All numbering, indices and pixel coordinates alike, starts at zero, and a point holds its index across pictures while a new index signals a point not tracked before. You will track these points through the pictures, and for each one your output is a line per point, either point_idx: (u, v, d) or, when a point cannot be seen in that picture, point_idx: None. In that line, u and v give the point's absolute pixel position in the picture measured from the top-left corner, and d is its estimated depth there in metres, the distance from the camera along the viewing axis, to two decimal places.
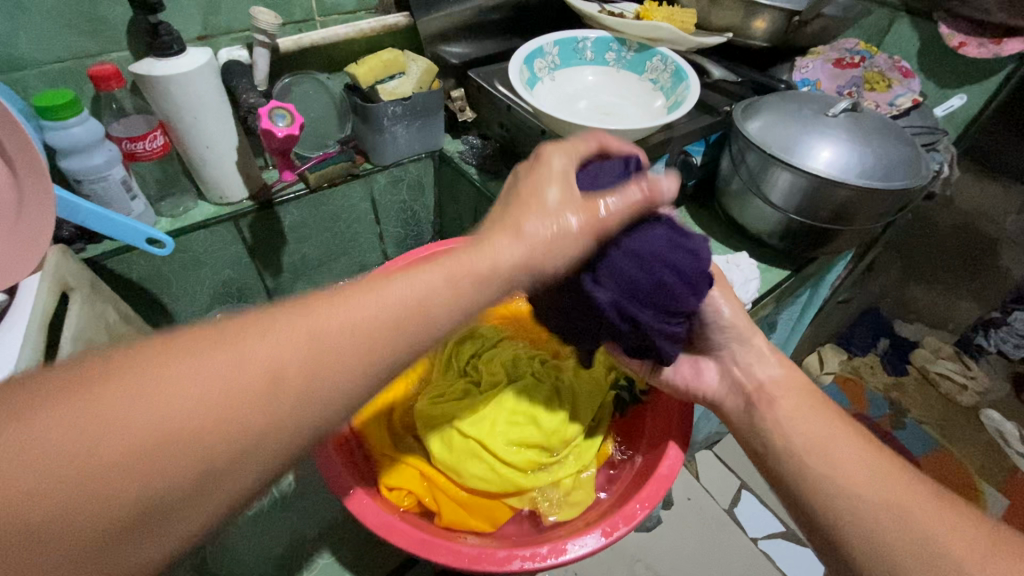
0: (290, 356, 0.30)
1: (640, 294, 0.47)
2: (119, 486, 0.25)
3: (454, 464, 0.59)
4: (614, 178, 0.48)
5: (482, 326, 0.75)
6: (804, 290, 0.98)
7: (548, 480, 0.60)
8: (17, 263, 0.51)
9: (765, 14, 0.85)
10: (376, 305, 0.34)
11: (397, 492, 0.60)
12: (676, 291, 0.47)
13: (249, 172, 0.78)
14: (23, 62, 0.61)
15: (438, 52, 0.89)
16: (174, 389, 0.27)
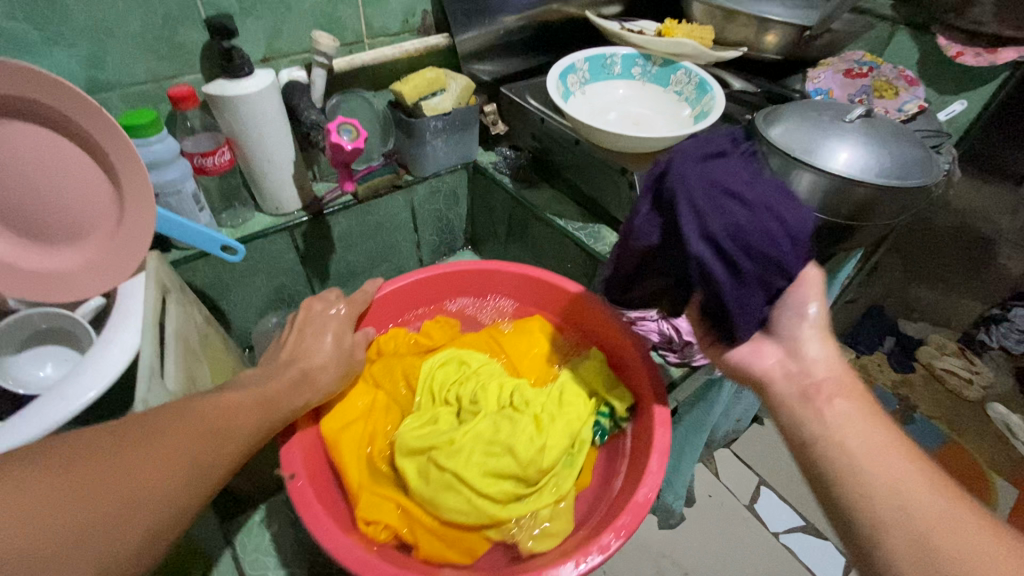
0: (187, 450, 0.42)
1: (748, 237, 0.49)
2: (48, 539, 0.33)
3: (431, 496, 0.61)
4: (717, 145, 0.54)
5: (465, 355, 0.76)
6: (819, 289, 1.03)
7: (524, 511, 0.61)
8: (120, 267, 0.56)
9: (777, 30, 0.92)
10: (222, 414, 0.47)
11: (373, 526, 0.61)
12: (780, 237, 0.49)
13: (303, 185, 0.83)
14: (109, 85, 0.66)
15: (473, 70, 0.95)
16: (92, 470, 0.36)
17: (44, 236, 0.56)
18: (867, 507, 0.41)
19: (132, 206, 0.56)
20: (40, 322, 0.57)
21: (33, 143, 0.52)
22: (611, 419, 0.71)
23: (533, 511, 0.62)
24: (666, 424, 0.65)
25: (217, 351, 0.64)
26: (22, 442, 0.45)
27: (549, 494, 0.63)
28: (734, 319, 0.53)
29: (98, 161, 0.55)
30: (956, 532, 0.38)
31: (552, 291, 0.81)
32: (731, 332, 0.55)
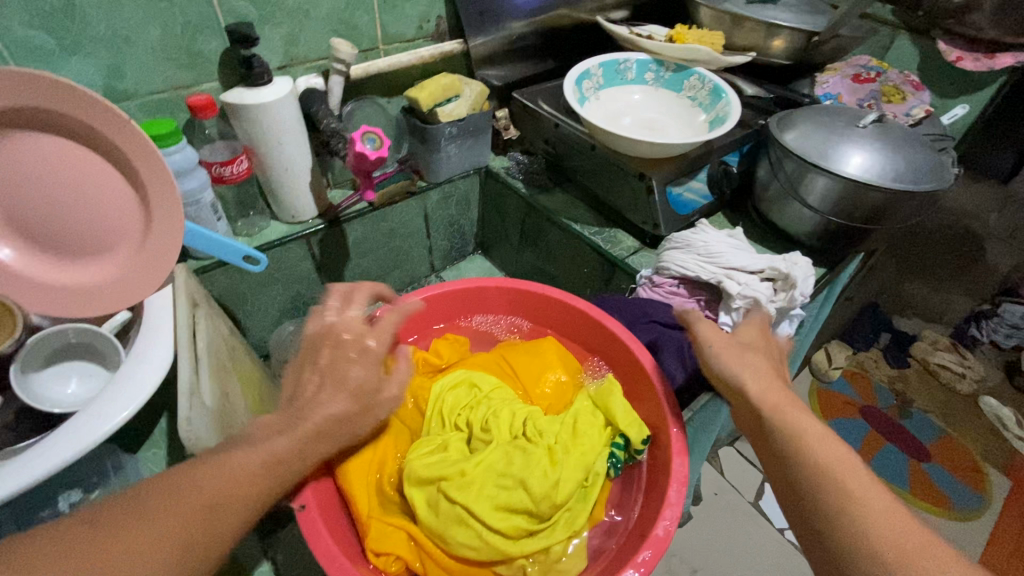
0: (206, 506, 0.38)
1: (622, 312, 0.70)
2: None
3: (436, 527, 0.52)
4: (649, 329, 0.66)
5: (477, 373, 0.66)
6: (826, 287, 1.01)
7: (535, 548, 0.52)
8: (148, 282, 0.56)
9: (784, 35, 0.93)
10: (252, 454, 0.43)
11: (383, 557, 0.53)
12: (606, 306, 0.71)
13: (319, 193, 0.83)
14: (127, 93, 0.65)
15: (485, 76, 0.95)
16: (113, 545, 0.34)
17: (70, 250, 0.55)
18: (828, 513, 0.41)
19: (159, 217, 0.55)
20: (69, 336, 0.57)
21: (57, 155, 0.51)
22: (625, 450, 0.59)
23: (547, 549, 0.52)
24: (681, 425, 0.56)
25: (243, 363, 0.63)
26: (64, 462, 0.45)
27: (562, 533, 0.53)
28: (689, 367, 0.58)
29: (124, 173, 0.54)
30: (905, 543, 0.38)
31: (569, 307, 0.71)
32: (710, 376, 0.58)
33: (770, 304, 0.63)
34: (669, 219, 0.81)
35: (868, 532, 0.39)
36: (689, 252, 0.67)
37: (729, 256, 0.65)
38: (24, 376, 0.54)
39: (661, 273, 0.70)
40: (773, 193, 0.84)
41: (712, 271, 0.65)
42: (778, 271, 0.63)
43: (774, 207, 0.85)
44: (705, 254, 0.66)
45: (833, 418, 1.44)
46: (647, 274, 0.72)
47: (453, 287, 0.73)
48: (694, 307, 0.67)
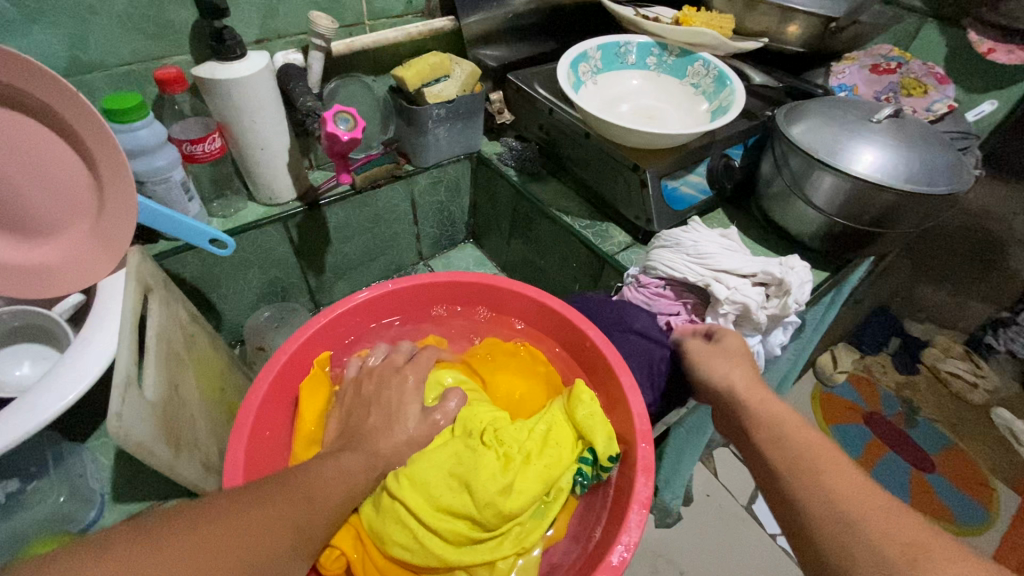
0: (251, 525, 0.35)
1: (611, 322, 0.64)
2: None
3: (379, 527, 0.51)
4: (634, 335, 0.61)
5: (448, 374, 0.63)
6: (828, 292, 0.97)
7: (477, 558, 0.49)
8: (100, 263, 0.53)
9: (800, 20, 0.87)
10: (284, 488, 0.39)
11: (328, 554, 0.51)
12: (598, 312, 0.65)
13: (298, 174, 0.79)
14: (91, 65, 0.62)
15: (479, 55, 0.90)
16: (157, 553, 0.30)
17: (21, 227, 0.53)
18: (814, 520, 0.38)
19: (114, 199, 0.52)
20: (13, 320, 0.54)
21: (7, 131, 0.48)
22: (593, 466, 0.55)
23: (490, 563, 0.50)
24: (650, 440, 0.52)
25: (204, 351, 0.60)
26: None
27: (508, 546, 0.50)
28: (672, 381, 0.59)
29: (79, 152, 0.51)
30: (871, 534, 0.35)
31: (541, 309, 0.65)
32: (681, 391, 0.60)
33: (760, 312, 0.58)
34: (662, 213, 0.76)
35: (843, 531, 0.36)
36: (678, 251, 0.63)
37: (719, 257, 0.61)
38: None
39: (648, 273, 0.65)
40: (777, 189, 0.79)
41: (700, 273, 0.61)
42: (771, 276, 0.59)
43: (777, 205, 0.80)
44: (694, 254, 0.62)
45: (834, 423, 1.40)
46: (633, 273, 0.67)
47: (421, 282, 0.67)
48: (679, 311, 0.63)
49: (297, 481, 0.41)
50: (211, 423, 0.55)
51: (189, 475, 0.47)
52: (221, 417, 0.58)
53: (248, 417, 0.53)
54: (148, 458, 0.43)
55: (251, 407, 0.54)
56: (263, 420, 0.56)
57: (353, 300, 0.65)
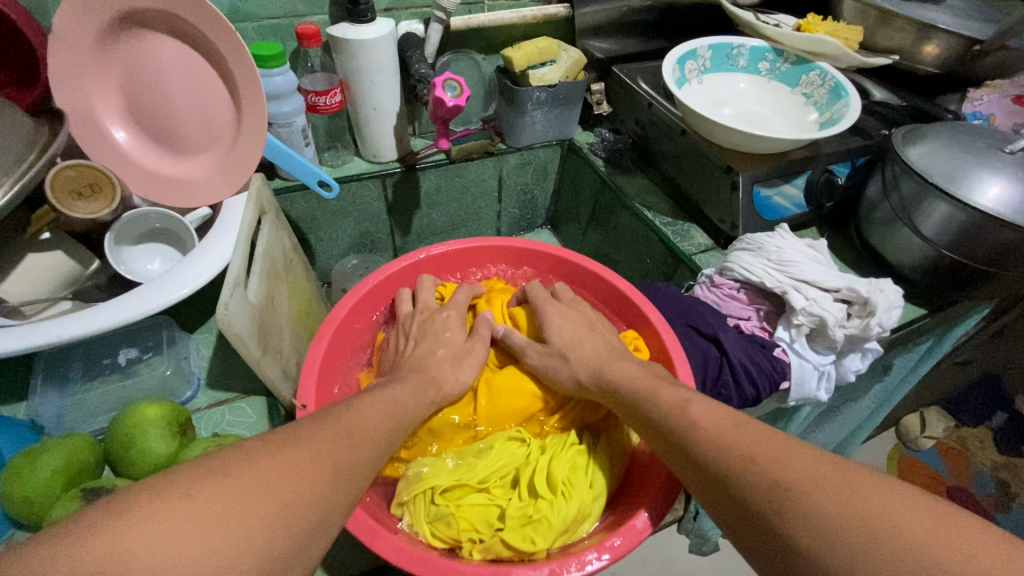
0: (315, 458, 0.37)
1: (684, 318, 0.60)
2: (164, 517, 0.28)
3: (443, 483, 0.53)
4: (713, 323, 0.58)
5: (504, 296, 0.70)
6: (926, 338, 0.89)
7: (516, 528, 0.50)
8: (227, 181, 0.62)
9: (939, 39, 0.81)
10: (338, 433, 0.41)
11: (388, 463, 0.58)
12: (670, 307, 0.62)
13: (401, 137, 0.85)
14: (247, 15, 0.70)
15: (587, 46, 0.92)
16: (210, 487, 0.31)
17: (174, 145, 0.62)
18: (731, 471, 0.39)
19: (248, 130, 0.60)
20: (152, 221, 0.62)
21: (176, 59, 0.58)
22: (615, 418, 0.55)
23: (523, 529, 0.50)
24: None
25: (298, 278, 0.67)
26: (124, 322, 0.52)
27: (565, 509, 0.50)
28: (750, 382, 0.53)
29: (228, 87, 0.60)
30: (798, 490, 0.36)
31: (604, 289, 0.67)
32: (758, 394, 0.54)
33: (838, 329, 0.56)
34: (751, 220, 0.74)
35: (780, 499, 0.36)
36: (759, 255, 0.61)
37: (803, 267, 0.59)
38: (118, 247, 0.61)
39: (724, 274, 0.64)
40: (880, 215, 0.74)
41: (779, 280, 0.59)
42: (856, 293, 0.56)
43: (878, 230, 0.75)
44: (775, 260, 0.60)
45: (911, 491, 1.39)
46: (708, 273, 0.66)
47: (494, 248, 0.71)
48: (750, 316, 0.61)
49: (280, 450, 0.36)
50: (295, 338, 0.62)
51: (271, 375, 0.53)
52: (304, 335, 0.65)
53: (325, 332, 0.58)
54: (241, 350, 0.49)
55: (333, 322, 0.60)
56: (335, 342, 0.60)
57: (416, 257, 0.70)
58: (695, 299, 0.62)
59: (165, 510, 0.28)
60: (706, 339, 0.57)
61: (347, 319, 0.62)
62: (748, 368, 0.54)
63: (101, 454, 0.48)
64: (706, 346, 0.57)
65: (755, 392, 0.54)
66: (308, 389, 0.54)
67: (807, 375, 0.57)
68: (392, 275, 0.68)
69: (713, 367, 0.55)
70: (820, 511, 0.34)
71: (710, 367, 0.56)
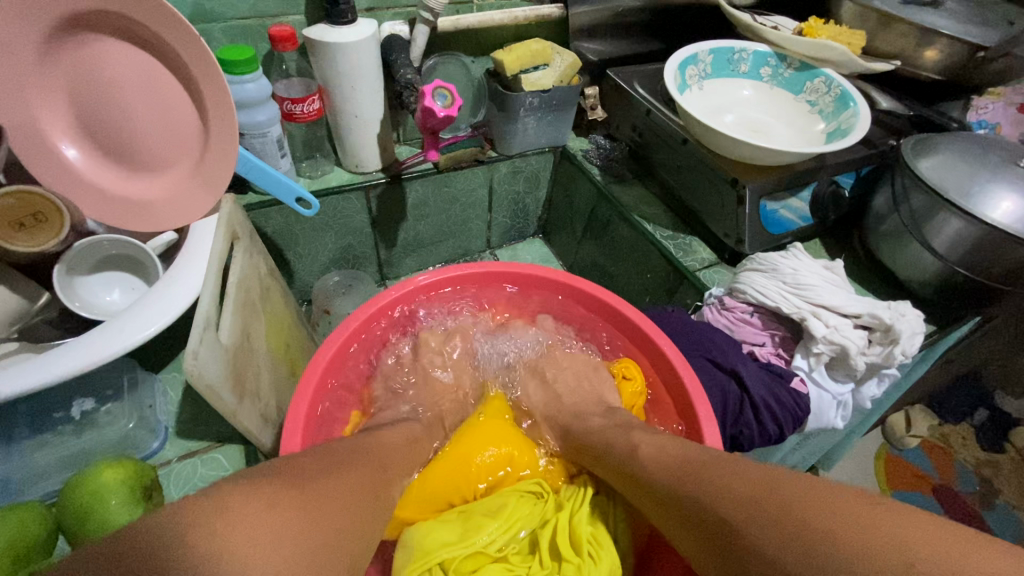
0: (346, 487, 0.39)
1: (700, 349, 0.57)
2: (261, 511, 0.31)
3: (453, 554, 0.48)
4: (731, 354, 0.54)
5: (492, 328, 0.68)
6: None
7: None
8: (196, 203, 0.56)
9: (943, 45, 0.79)
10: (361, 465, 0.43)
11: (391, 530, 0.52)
12: (685, 335, 0.58)
13: (386, 146, 0.80)
14: (213, 15, 0.64)
15: (581, 48, 0.87)
16: (291, 493, 0.34)
17: (133, 163, 0.56)
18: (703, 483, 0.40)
19: (217, 146, 0.54)
20: (107, 248, 0.56)
21: (133, 67, 0.51)
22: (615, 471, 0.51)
23: None
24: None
25: (276, 305, 0.61)
26: (78, 370, 0.45)
27: (596, 573, 0.47)
28: (773, 419, 0.50)
29: (194, 98, 0.54)
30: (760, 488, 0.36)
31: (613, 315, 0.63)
32: (781, 430, 0.51)
33: (859, 358, 0.53)
34: (757, 234, 0.71)
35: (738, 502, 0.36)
36: (773, 278, 0.58)
37: (821, 291, 0.55)
38: (69, 278, 0.54)
39: (735, 296, 0.60)
40: (889, 228, 0.72)
41: (795, 305, 0.55)
42: (878, 320, 0.53)
43: (887, 244, 0.72)
44: (791, 283, 0.56)
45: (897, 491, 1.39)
46: (717, 294, 0.62)
47: (492, 271, 0.67)
48: (765, 342, 0.57)
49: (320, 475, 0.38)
50: (274, 375, 0.56)
51: (249, 424, 0.47)
52: (284, 371, 0.59)
53: (313, 375, 0.53)
54: (215, 401, 0.43)
55: (319, 363, 0.54)
56: (325, 383, 0.55)
57: (411, 283, 0.64)
58: (708, 325, 0.58)
59: (255, 505, 0.31)
60: (724, 372, 0.54)
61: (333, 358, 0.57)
62: (773, 405, 0.50)
63: (53, 526, 0.42)
64: (724, 380, 0.54)
65: (775, 432, 0.51)
66: (296, 444, 0.48)
67: (826, 405, 0.54)
68: (385, 303, 0.63)
69: (730, 406, 0.52)
70: (762, 541, 0.33)
71: (727, 404, 0.53)
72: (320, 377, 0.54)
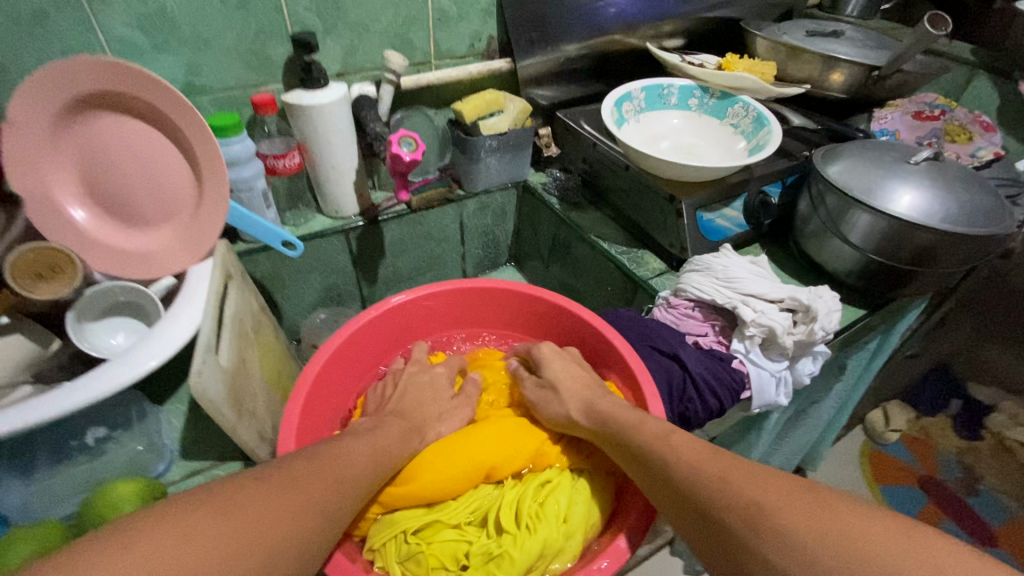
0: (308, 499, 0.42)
1: (647, 340, 0.63)
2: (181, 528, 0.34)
3: (415, 523, 0.55)
4: (674, 342, 0.61)
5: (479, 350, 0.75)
6: (873, 336, 0.96)
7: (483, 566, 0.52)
8: (192, 250, 0.62)
9: (843, 68, 0.90)
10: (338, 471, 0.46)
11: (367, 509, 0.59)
12: (634, 330, 0.65)
13: (362, 192, 0.88)
14: (201, 88, 0.73)
15: (531, 95, 0.98)
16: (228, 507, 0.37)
17: (135, 219, 0.63)
18: (718, 503, 0.43)
19: (210, 198, 0.61)
20: (117, 295, 0.63)
21: (135, 136, 0.59)
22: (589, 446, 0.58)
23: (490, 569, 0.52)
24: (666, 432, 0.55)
25: (268, 337, 0.68)
26: (93, 399, 0.51)
27: (528, 544, 0.52)
28: (711, 393, 0.57)
29: (189, 159, 0.62)
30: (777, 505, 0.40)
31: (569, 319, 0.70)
32: (720, 404, 0.57)
33: (787, 336, 0.60)
34: (697, 242, 0.79)
35: (768, 522, 0.40)
36: (707, 275, 0.65)
37: (748, 282, 0.63)
38: (80, 323, 0.61)
39: (678, 295, 0.68)
40: (813, 227, 0.81)
41: (728, 296, 0.63)
42: (798, 302, 0.61)
43: (813, 242, 0.81)
44: (723, 278, 0.64)
45: (884, 484, 1.43)
46: (664, 295, 0.70)
47: (461, 287, 0.74)
48: (707, 332, 0.64)
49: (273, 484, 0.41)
50: (269, 399, 0.61)
51: (245, 438, 0.53)
52: (277, 396, 0.64)
53: (301, 391, 0.58)
54: (216, 415, 0.49)
55: (305, 382, 0.60)
56: (312, 399, 0.60)
57: (388, 304, 0.70)
58: (656, 321, 0.65)
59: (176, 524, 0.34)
60: (668, 357, 0.61)
61: (319, 374, 0.63)
62: (711, 382, 0.57)
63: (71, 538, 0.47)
64: (669, 364, 0.60)
65: (715, 405, 0.57)
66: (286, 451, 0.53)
67: (765, 382, 0.61)
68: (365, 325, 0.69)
69: (675, 385, 0.59)
70: (798, 533, 0.38)
71: (672, 385, 0.59)
72: (307, 394, 0.59)
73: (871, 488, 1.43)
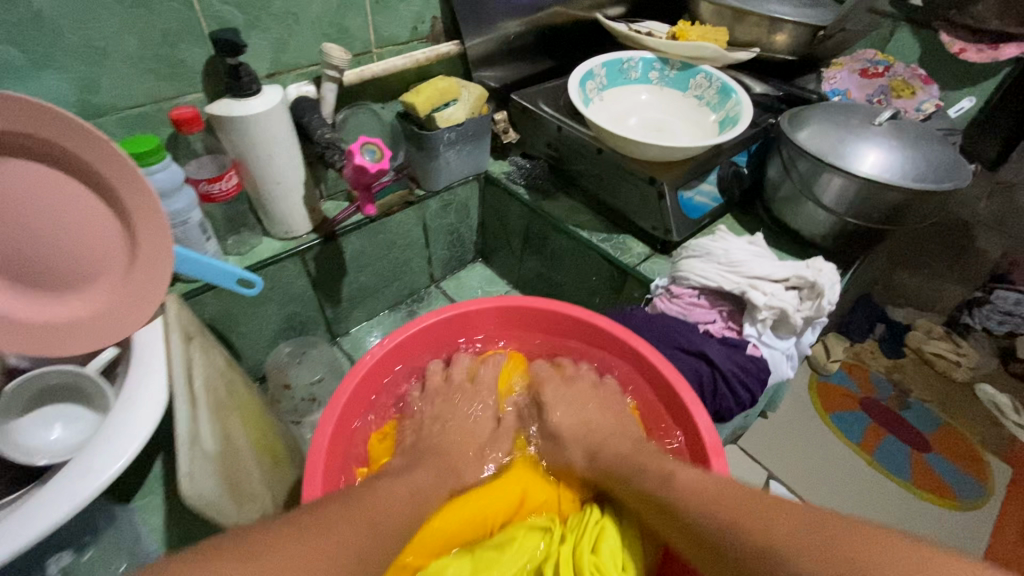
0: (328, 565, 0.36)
1: (671, 341, 0.63)
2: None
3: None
4: (703, 341, 0.61)
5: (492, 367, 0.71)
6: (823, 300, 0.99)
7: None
8: (136, 312, 0.52)
9: (787, 29, 0.90)
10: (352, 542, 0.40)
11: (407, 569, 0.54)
12: (655, 331, 0.64)
13: (313, 206, 0.78)
14: (103, 108, 0.60)
15: (482, 78, 0.91)
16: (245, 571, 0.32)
17: (45, 284, 0.50)
18: None
19: (150, 249, 0.51)
20: (48, 378, 0.52)
21: (29, 181, 0.46)
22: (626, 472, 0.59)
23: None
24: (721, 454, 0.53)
25: (242, 395, 0.59)
26: (50, 525, 0.41)
27: None
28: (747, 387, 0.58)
29: (110, 205, 0.50)
30: None
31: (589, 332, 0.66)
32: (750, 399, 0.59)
33: (796, 314, 0.60)
34: (680, 222, 0.78)
35: None
36: (709, 260, 0.64)
37: (752, 264, 0.62)
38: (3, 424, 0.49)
39: (679, 283, 0.66)
40: (785, 193, 0.82)
41: (735, 281, 0.62)
42: (803, 279, 0.61)
43: (787, 208, 0.82)
44: (726, 263, 0.63)
45: (833, 412, 1.40)
46: (663, 284, 0.67)
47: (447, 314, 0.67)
48: (715, 319, 0.63)
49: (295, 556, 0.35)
50: (262, 469, 0.54)
51: (252, 528, 0.46)
52: (268, 463, 0.56)
53: (319, 458, 0.52)
54: (217, 516, 0.41)
55: (320, 445, 0.53)
56: (330, 469, 0.54)
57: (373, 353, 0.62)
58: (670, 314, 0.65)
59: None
60: (693, 355, 0.61)
61: (341, 419, 0.57)
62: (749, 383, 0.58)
63: None
64: (696, 362, 0.61)
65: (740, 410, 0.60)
66: None
67: (778, 360, 0.62)
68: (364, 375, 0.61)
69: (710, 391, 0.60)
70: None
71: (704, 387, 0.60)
72: (323, 464, 0.53)
73: (821, 417, 1.39)
